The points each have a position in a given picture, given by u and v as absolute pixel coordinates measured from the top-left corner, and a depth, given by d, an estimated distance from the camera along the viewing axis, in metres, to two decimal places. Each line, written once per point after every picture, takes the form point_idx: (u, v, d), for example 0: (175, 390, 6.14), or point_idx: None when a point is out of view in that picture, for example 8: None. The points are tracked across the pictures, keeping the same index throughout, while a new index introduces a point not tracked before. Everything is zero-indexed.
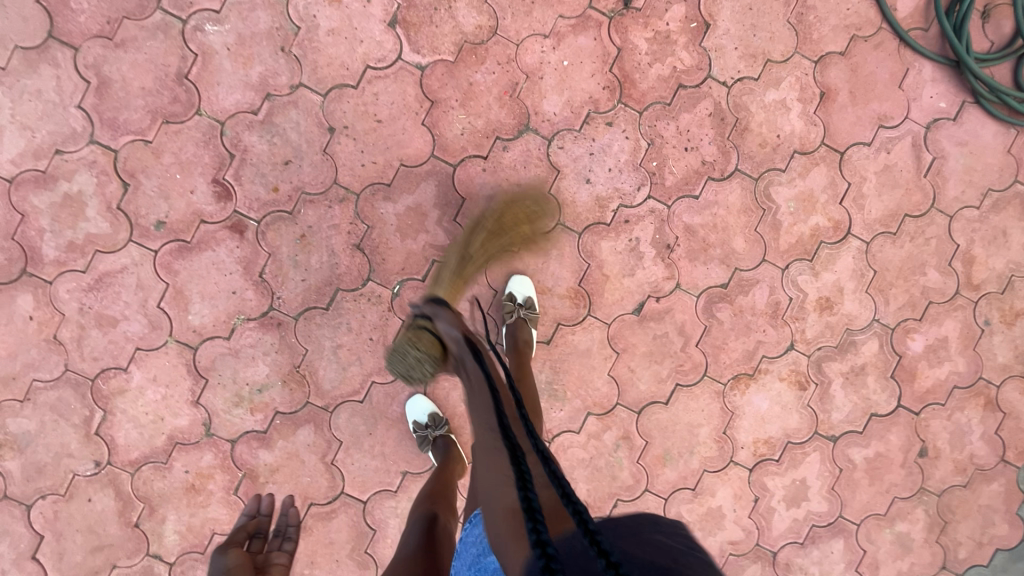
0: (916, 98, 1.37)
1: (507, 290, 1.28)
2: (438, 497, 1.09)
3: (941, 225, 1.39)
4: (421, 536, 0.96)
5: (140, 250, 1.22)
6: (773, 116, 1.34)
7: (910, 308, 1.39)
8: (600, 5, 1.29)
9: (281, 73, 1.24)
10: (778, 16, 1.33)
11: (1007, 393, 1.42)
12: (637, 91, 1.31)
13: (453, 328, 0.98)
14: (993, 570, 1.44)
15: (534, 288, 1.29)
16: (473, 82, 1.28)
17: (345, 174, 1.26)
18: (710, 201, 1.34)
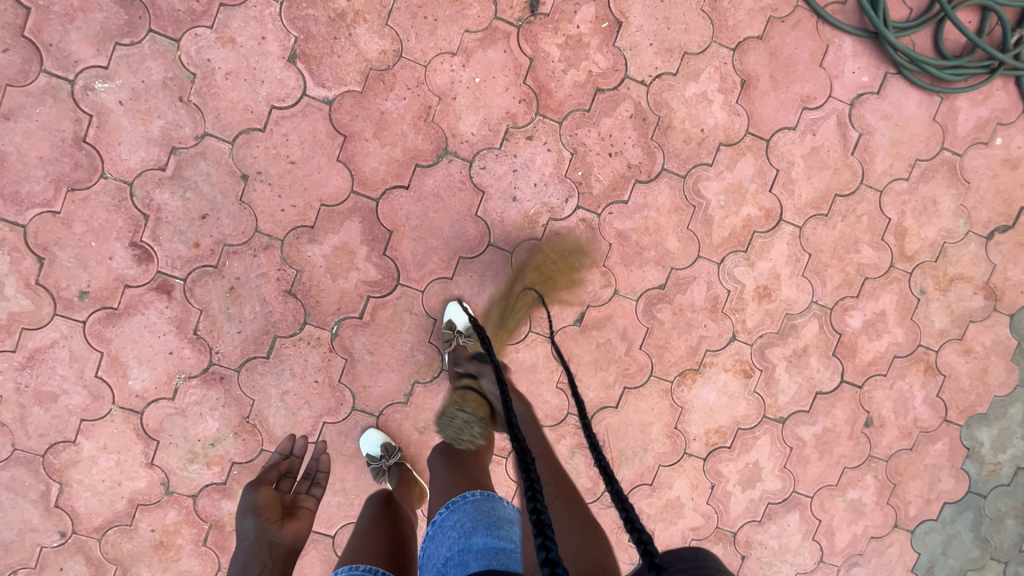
0: (838, 75, 1.35)
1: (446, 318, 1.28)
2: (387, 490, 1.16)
3: (871, 201, 1.39)
4: (376, 518, 1.05)
5: (68, 323, 1.20)
6: (696, 110, 1.32)
7: (846, 287, 1.41)
8: (506, 14, 1.25)
9: (183, 125, 1.19)
10: (690, 6, 1.29)
11: (946, 356, 1.46)
12: (555, 101, 1.28)
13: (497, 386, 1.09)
14: (942, 522, 1.52)
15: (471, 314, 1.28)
16: (384, 110, 1.24)
17: (266, 221, 1.23)
18: (640, 204, 1.33)
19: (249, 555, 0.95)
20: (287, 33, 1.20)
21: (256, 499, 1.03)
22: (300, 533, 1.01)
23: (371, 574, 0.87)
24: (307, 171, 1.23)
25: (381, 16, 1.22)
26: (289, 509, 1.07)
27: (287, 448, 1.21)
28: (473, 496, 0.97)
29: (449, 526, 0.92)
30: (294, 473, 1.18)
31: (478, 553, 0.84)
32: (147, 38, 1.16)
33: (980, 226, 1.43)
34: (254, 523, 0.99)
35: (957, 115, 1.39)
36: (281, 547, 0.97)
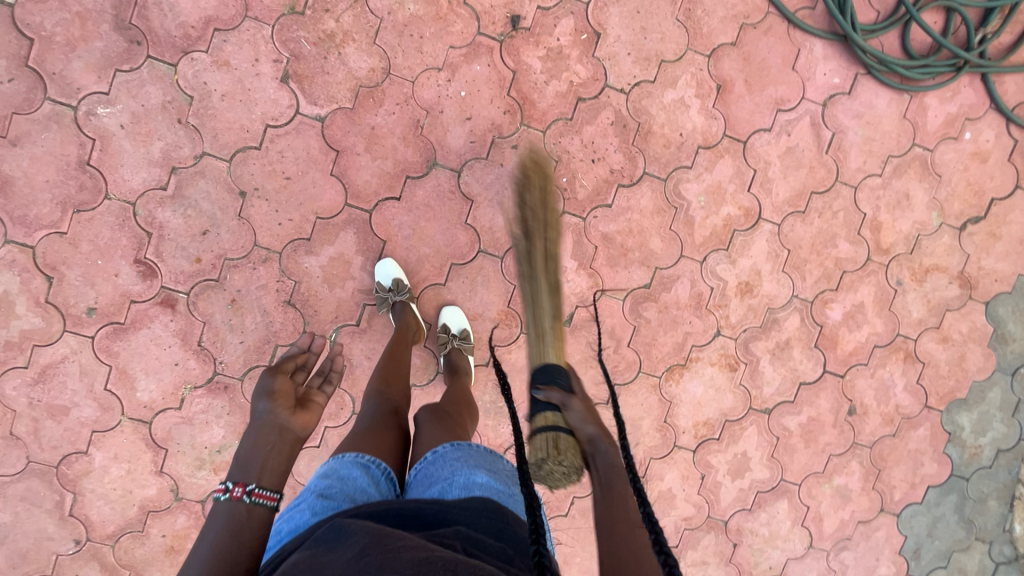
0: (811, 77, 1.40)
1: (440, 322, 1.33)
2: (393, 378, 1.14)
3: (847, 197, 1.44)
4: (384, 418, 1.02)
5: (77, 338, 1.26)
6: (674, 115, 1.37)
7: (825, 280, 1.46)
8: (488, 30, 1.30)
9: (182, 145, 1.24)
10: (665, 15, 1.35)
11: (925, 344, 1.52)
12: (538, 111, 1.33)
13: (589, 420, 0.89)
14: (926, 505, 1.58)
15: (467, 318, 1.34)
16: (375, 125, 1.29)
17: (264, 235, 1.28)
18: (623, 207, 1.38)
19: (258, 434, 0.88)
20: (279, 54, 1.25)
21: (271, 385, 0.93)
22: (309, 425, 0.93)
23: (375, 467, 0.89)
24: (302, 186, 1.28)
25: (369, 35, 1.27)
26: (301, 399, 0.96)
27: (306, 341, 1.07)
28: (477, 447, 0.96)
29: (451, 458, 0.91)
30: (309, 369, 1.06)
31: (483, 487, 0.84)
32: (145, 64, 1.21)
33: (953, 218, 1.48)
34: (267, 406, 0.91)
35: (927, 112, 1.44)
36: (291, 434, 0.89)
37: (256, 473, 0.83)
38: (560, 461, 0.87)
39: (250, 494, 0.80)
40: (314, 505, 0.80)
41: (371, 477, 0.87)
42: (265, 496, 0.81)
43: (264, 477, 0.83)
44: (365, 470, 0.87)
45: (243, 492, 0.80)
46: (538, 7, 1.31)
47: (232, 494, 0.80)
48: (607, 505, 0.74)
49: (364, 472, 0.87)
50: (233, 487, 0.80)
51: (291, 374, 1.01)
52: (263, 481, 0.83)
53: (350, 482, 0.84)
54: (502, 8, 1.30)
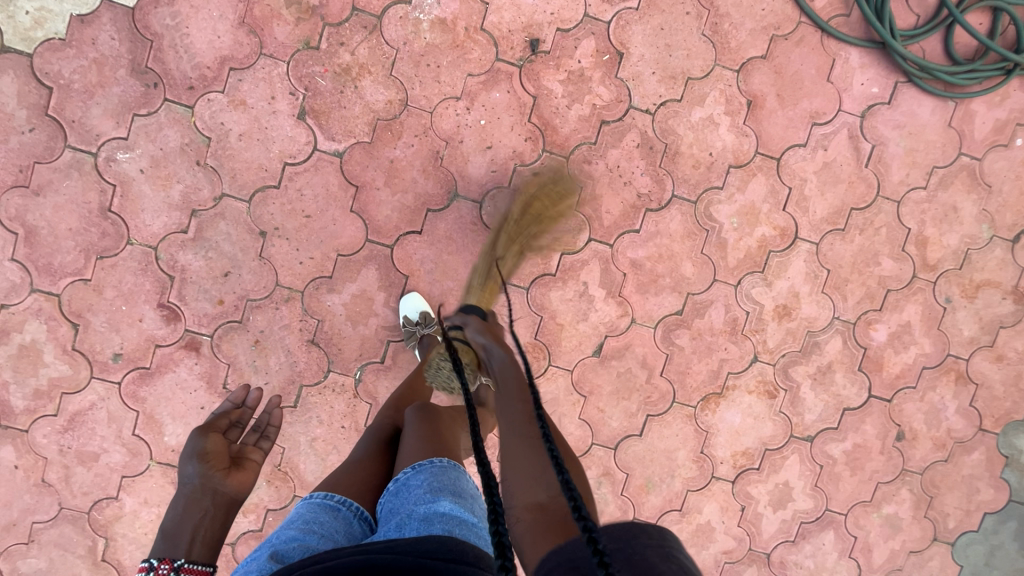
0: (847, 88, 1.33)
1: None
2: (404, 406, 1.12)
3: (889, 212, 1.37)
4: (375, 449, 1.01)
5: (104, 385, 1.25)
6: (703, 134, 1.31)
7: (868, 300, 1.39)
8: (507, 55, 1.26)
9: (202, 188, 1.23)
10: (691, 30, 1.29)
11: (977, 364, 1.43)
12: (561, 136, 1.29)
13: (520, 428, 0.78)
14: (983, 533, 1.49)
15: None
16: (394, 158, 1.26)
17: (285, 275, 1.26)
18: (652, 232, 1.33)
19: (190, 499, 0.86)
20: (295, 90, 1.23)
21: (203, 445, 0.93)
22: (245, 485, 0.91)
23: (346, 509, 0.86)
24: (322, 223, 1.26)
25: (385, 66, 1.24)
26: (235, 460, 0.95)
27: (240, 396, 1.09)
28: (440, 463, 0.91)
29: (414, 485, 0.86)
30: (244, 425, 1.07)
31: (444, 518, 0.78)
32: (162, 107, 1.20)
33: (1005, 230, 1.39)
34: (198, 469, 0.89)
35: (974, 119, 1.35)
36: (225, 496, 0.87)
37: (185, 546, 0.79)
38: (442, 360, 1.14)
39: (179, 571, 0.75)
40: (264, 566, 0.71)
41: (342, 520, 0.84)
42: (195, 571, 0.76)
43: (194, 549, 0.79)
44: (334, 514, 0.84)
45: (169, 570, 0.75)
46: (557, 29, 1.26)
47: (156, 574, 0.74)
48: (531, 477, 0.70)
49: (333, 516, 0.83)
50: (158, 565, 0.75)
51: (224, 432, 1.01)
52: (192, 555, 0.78)
53: (318, 528, 0.80)
54: (520, 32, 1.26)
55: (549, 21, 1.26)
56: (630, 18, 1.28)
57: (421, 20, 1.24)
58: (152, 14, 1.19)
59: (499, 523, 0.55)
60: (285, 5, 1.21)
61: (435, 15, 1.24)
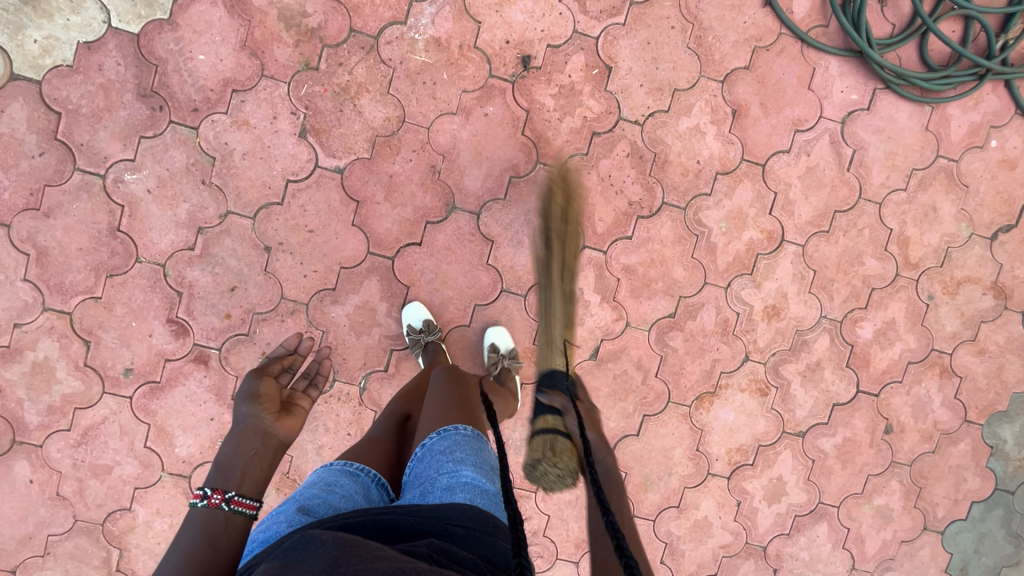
0: (828, 95, 1.38)
1: (490, 342, 1.33)
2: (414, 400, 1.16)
3: (871, 214, 1.42)
4: (392, 429, 1.06)
5: (116, 399, 1.29)
6: (690, 143, 1.36)
7: (854, 299, 1.44)
8: (500, 72, 1.30)
9: (207, 206, 1.27)
10: (676, 44, 1.34)
11: (960, 358, 1.48)
12: (553, 148, 1.33)
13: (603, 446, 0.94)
14: (971, 521, 1.54)
15: (513, 338, 1.35)
16: (393, 173, 1.30)
17: (290, 288, 1.30)
18: (644, 238, 1.37)
19: (242, 438, 0.92)
20: (295, 110, 1.27)
21: (258, 388, 0.99)
22: (294, 429, 0.98)
23: (365, 475, 0.91)
24: (325, 237, 1.30)
25: (383, 85, 1.28)
26: (285, 403, 1.02)
27: (293, 344, 1.14)
28: (464, 432, 0.96)
29: (439, 451, 0.91)
30: (295, 371, 1.13)
31: (466, 488, 0.83)
32: (168, 129, 1.24)
33: (983, 228, 1.45)
34: (253, 409, 0.96)
35: (950, 122, 1.41)
36: (275, 439, 0.94)
37: (235, 481, 0.86)
38: (556, 464, 0.93)
39: (229, 502, 0.82)
40: (293, 517, 0.77)
41: (361, 484, 0.89)
42: (244, 504, 0.83)
43: (244, 485, 0.86)
44: (353, 478, 0.90)
45: (222, 500, 0.82)
46: (548, 45, 1.31)
47: (210, 501, 0.81)
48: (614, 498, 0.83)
49: (354, 480, 0.89)
50: (212, 494, 0.82)
51: (276, 377, 1.07)
52: (242, 489, 0.85)
53: (339, 489, 0.86)
54: (512, 49, 1.30)
55: (540, 38, 1.31)
56: (618, 33, 1.32)
57: (416, 40, 1.28)
58: (156, 39, 1.23)
59: (522, 554, 0.61)
60: (284, 28, 1.25)
61: (430, 35, 1.28)
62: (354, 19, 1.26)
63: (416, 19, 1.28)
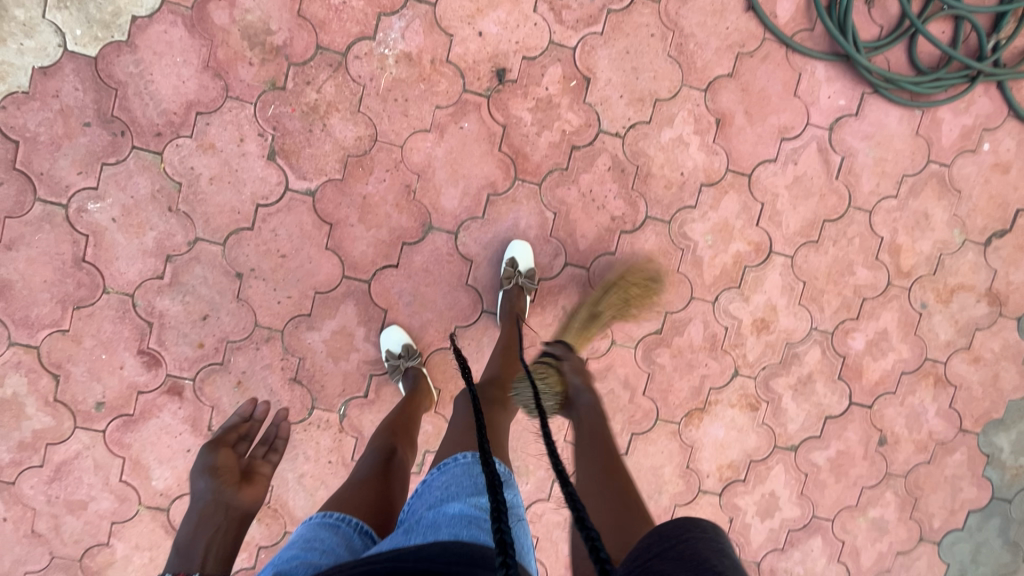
0: (815, 101, 1.34)
1: (509, 256, 1.27)
2: (399, 431, 1.12)
3: (861, 222, 1.38)
4: (377, 469, 0.99)
5: (88, 433, 1.25)
6: (673, 154, 1.32)
7: (845, 310, 1.40)
8: (474, 86, 1.26)
9: (175, 233, 1.23)
10: (657, 52, 1.29)
11: (955, 366, 1.45)
12: (532, 163, 1.29)
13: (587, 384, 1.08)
14: (968, 531, 1.51)
15: (533, 257, 1.29)
16: (366, 194, 1.26)
17: (264, 315, 1.27)
18: (627, 254, 1.34)
19: (203, 514, 0.90)
20: (263, 131, 1.23)
21: (213, 461, 0.97)
22: (257, 498, 0.96)
23: (345, 525, 0.83)
24: (298, 262, 1.26)
25: (353, 103, 1.24)
26: (246, 473, 0.99)
27: (247, 410, 1.10)
28: (466, 459, 0.92)
29: (435, 485, 0.87)
30: (253, 437, 1.08)
31: (453, 523, 0.74)
32: (131, 155, 1.20)
33: (976, 233, 1.41)
34: (210, 484, 0.93)
35: (941, 126, 1.37)
36: (237, 510, 0.91)
37: (198, 559, 0.83)
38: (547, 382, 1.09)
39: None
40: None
41: (342, 536, 0.80)
42: None
43: (208, 562, 0.83)
44: (333, 530, 0.81)
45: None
46: (523, 58, 1.27)
47: None
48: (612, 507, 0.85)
49: (334, 532, 0.80)
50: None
51: (234, 446, 1.03)
52: (206, 567, 0.82)
53: (318, 544, 0.76)
54: (487, 62, 1.26)
55: (515, 50, 1.26)
56: (595, 42, 1.28)
57: (386, 55, 1.23)
58: (115, 62, 1.18)
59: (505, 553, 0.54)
60: (248, 46, 1.21)
61: (400, 49, 1.24)
62: (321, 36, 1.22)
63: (385, 34, 1.23)
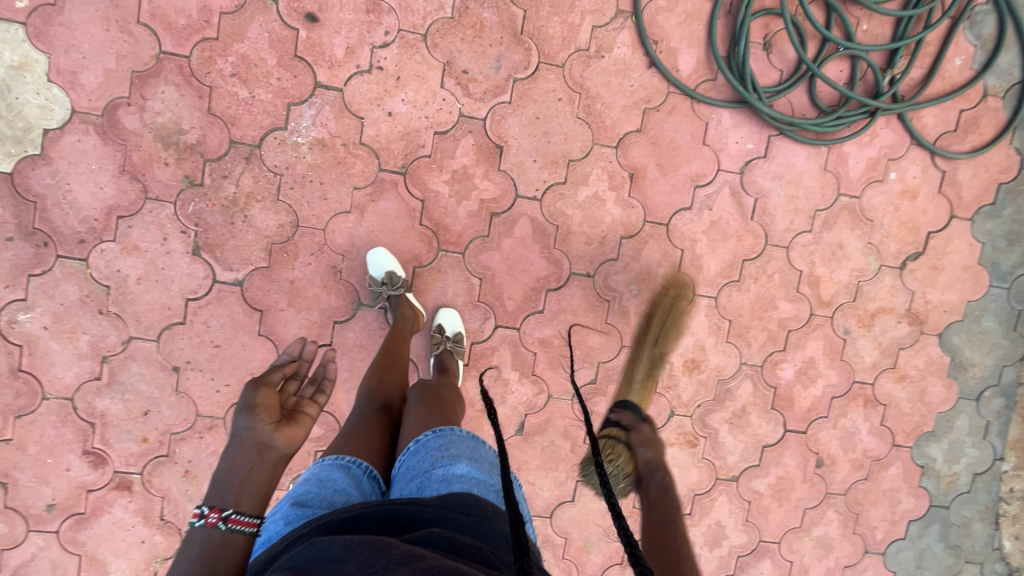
0: (723, 148, 1.38)
1: (437, 322, 1.31)
2: (384, 373, 1.14)
3: (780, 258, 1.43)
4: (373, 416, 1.04)
5: (42, 535, 1.28)
6: (591, 212, 1.36)
7: (772, 343, 1.46)
8: (389, 164, 1.29)
9: (109, 334, 1.26)
10: (565, 115, 1.33)
11: (883, 386, 1.51)
12: (453, 234, 1.32)
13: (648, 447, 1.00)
14: (910, 539, 1.57)
15: (462, 322, 1.33)
16: (293, 279, 1.29)
17: (204, 404, 1.30)
18: (555, 310, 1.37)
19: (239, 454, 0.85)
20: (185, 228, 1.25)
21: (253, 399, 0.88)
22: (294, 440, 0.89)
23: (357, 467, 0.90)
24: (233, 350, 1.29)
25: (271, 193, 1.27)
26: (288, 414, 0.92)
27: (295, 350, 1.01)
28: (459, 432, 0.98)
29: (433, 446, 0.92)
30: (302, 376, 1.01)
31: (462, 479, 0.84)
32: (56, 264, 1.23)
33: (891, 258, 1.46)
34: (247, 422, 0.86)
35: (847, 160, 1.42)
36: (272, 452, 0.86)
37: (233, 497, 0.81)
38: (616, 461, 1.18)
39: (226, 521, 0.78)
40: (289, 514, 0.78)
41: (353, 477, 0.87)
42: (243, 522, 0.79)
43: (242, 501, 0.81)
44: (345, 471, 0.88)
45: (219, 518, 0.77)
46: (435, 132, 1.30)
47: (208, 520, 0.77)
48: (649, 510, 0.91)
49: (345, 473, 0.88)
50: (209, 513, 0.77)
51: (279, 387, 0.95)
52: (240, 506, 0.81)
53: (331, 484, 0.84)
54: (399, 140, 1.29)
55: (426, 126, 1.29)
56: (504, 111, 1.31)
57: (300, 143, 1.26)
58: (31, 176, 1.20)
59: (522, 557, 0.55)
60: (162, 147, 1.23)
61: (313, 136, 1.26)
62: (232, 130, 1.24)
63: (296, 123, 1.25)
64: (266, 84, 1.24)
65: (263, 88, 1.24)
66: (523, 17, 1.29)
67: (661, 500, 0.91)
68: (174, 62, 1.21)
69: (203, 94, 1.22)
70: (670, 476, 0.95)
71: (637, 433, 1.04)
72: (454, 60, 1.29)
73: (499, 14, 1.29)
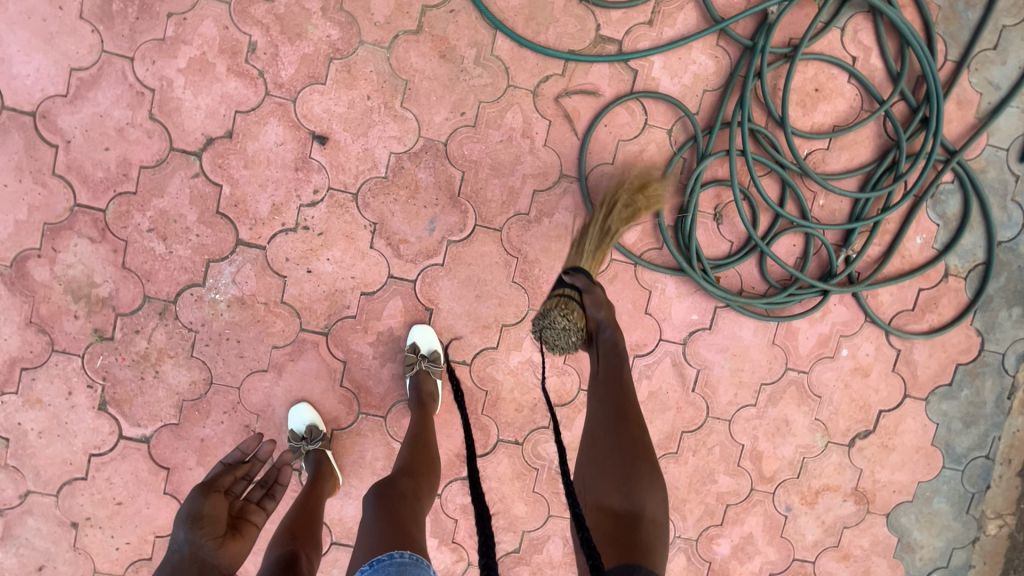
0: (667, 318, 1.33)
1: (411, 341, 1.24)
2: (302, 532, 0.98)
3: (721, 431, 1.36)
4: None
5: None
6: (523, 378, 1.30)
7: (708, 517, 1.39)
8: (312, 323, 1.24)
9: (6, 487, 1.20)
10: (501, 279, 1.27)
11: (824, 564, 1.43)
12: (375, 397, 1.27)
13: (601, 308, 1.07)
14: None
15: (439, 339, 1.26)
16: (203, 437, 1.23)
17: (102, 562, 1.23)
18: (479, 477, 1.31)
19: (175, 572, 0.89)
20: (92, 382, 1.20)
21: (200, 509, 0.94)
22: (236, 558, 0.93)
23: None
24: (135, 508, 1.23)
25: (185, 348, 1.21)
26: (235, 522, 0.98)
27: (251, 449, 1.13)
28: (401, 558, 0.85)
29: None
30: (253, 477, 1.09)
31: None
32: None
33: (839, 435, 1.40)
34: (188, 535, 0.91)
35: (797, 335, 1.36)
36: (212, 571, 0.89)
37: None
38: (565, 315, 1.09)
39: None
40: None
41: None
42: None
43: None
44: None
45: None
46: (362, 293, 1.24)
47: None
48: (614, 408, 0.97)
49: None
50: None
51: (227, 489, 1.02)
52: None
53: None
54: (323, 300, 1.23)
55: (352, 286, 1.24)
56: (436, 273, 1.26)
57: (217, 300, 1.21)
58: None
59: None
60: (72, 299, 1.17)
61: (232, 293, 1.21)
62: (147, 285, 1.19)
63: (215, 279, 1.20)
64: (185, 240, 1.18)
65: (181, 244, 1.18)
66: (461, 179, 1.24)
67: (610, 354, 1.05)
68: (89, 215, 1.16)
69: (118, 249, 1.17)
70: (621, 339, 1.07)
71: (591, 296, 1.09)
72: (386, 221, 1.23)
73: (436, 175, 1.23)
